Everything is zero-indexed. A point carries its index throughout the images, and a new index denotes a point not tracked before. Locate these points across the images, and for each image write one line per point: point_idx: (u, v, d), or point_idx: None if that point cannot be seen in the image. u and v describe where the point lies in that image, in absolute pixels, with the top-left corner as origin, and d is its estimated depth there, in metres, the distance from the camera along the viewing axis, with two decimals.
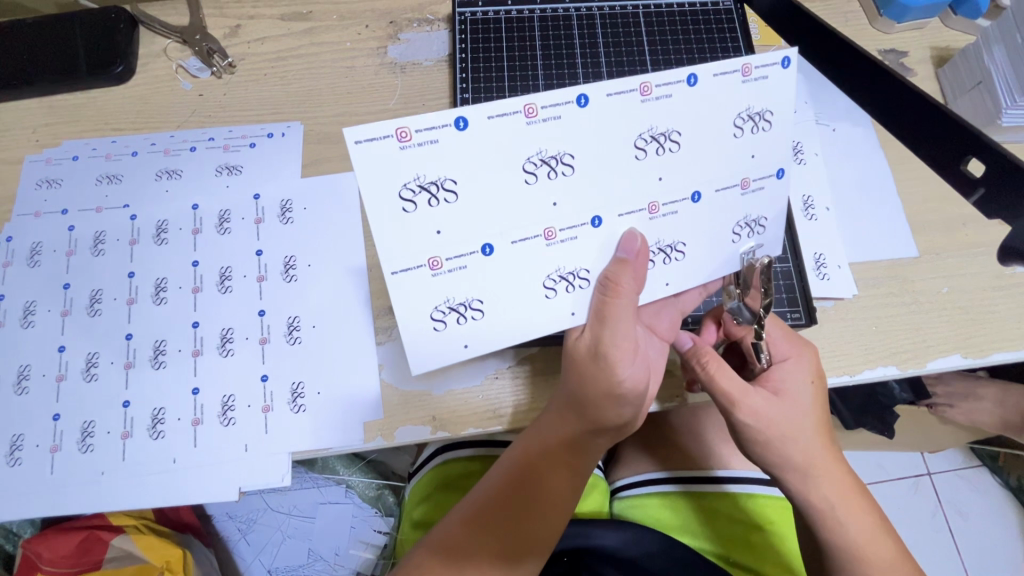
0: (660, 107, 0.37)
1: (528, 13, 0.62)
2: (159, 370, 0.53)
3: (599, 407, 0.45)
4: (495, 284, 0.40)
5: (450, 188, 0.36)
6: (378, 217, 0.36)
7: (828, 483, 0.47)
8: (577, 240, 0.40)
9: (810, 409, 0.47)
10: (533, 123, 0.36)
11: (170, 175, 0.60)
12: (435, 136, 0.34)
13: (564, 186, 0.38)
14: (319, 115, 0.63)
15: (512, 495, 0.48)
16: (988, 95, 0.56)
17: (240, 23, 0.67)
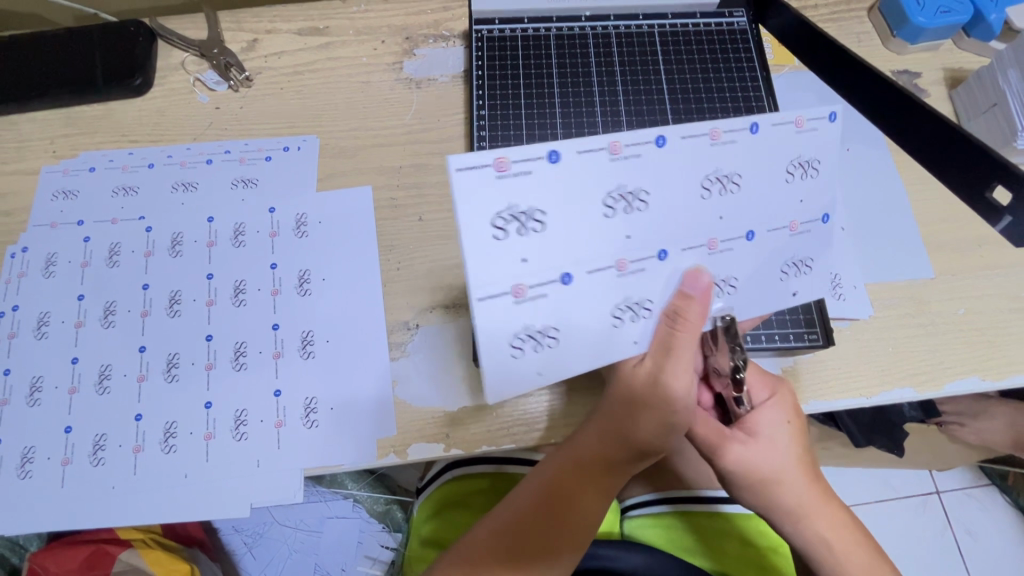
0: (728, 153, 0.38)
1: (545, 31, 0.63)
2: (172, 383, 0.53)
3: (641, 431, 0.44)
4: (569, 313, 0.39)
5: (539, 218, 0.36)
6: (471, 243, 0.35)
7: (824, 522, 0.46)
8: (644, 272, 0.40)
9: (795, 449, 0.46)
10: (616, 160, 0.36)
11: (186, 187, 0.60)
12: (530, 168, 0.35)
13: (640, 221, 0.38)
14: (335, 129, 0.63)
15: (541, 514, 0.46)
16: (1003, 117, 0.56)
17: (257, 38, 0.67)
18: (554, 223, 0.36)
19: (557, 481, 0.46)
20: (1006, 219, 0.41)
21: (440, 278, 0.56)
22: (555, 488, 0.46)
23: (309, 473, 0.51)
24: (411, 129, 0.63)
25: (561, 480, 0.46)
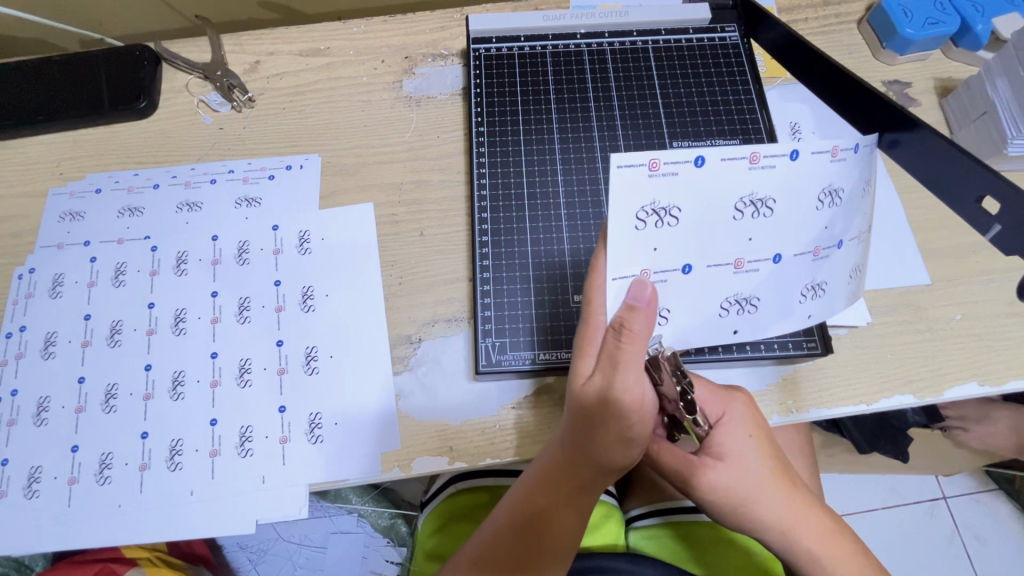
0: (842, 170, 0.37)
1: (540, 49, 0.64)
2: (178, 401, 0.53)
3: (604, 450, 0.43)
4: (688, 301, 0.40)
5: (674, 216, 0.36)
6: (613, 234, 0.36)
7: (805, 532, 0.45)
8: (758, 273, 0.39)
9: (760, 464, 0.46)
10: (755, 169, 0.35)
11: (191, 207, 0.61)
12: (677, 170, 0.35)
13: (764, 228, 0.37)
14: (336, 147, 0.64)
15: (516, 528, 0.48)
16: (993, 125, 0.57)
17: (259, 60, 0.69)
18: (691, 223, 0.36)
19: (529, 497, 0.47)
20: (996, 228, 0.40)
21: (441, 292, 0.57)
22: (530, 506, 0.47)
23: (316, 488, 0.51)
24: (411, 146, 0.64)
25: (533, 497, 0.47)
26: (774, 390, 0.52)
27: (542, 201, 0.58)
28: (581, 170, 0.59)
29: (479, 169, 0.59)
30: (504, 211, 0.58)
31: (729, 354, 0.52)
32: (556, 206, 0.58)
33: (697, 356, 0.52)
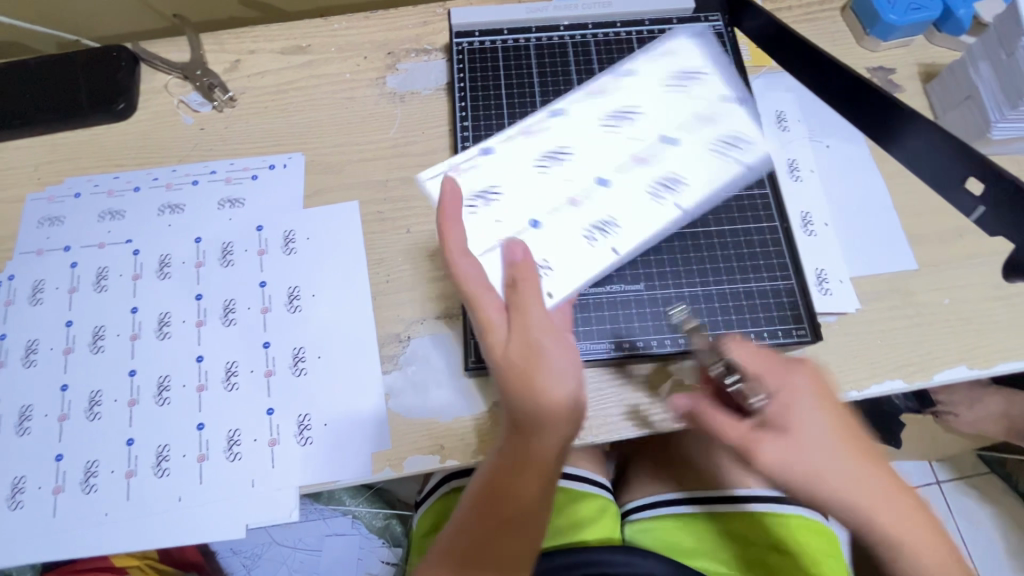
0: (735, 137, 0.56)
1: (525, 41, 0.63)
2: (163, 406, 0.52)
3: (536, 408, 0.40)
4: (625, 242, 0.53)
5: (596, 185, 0.55)
6: (528, 183, 0.55)
7: (887, 514, 0.38)
8: (676, 217, 0.54)
9: (830, 435, 0.39)
10: (645, 159, 0.55)
11: (173, 209, 0.60)
12: (572, 151, 0.56)
13: (678, 201, 0.54)
14: (319, 146, 0.63)
15: (480, 524, 0.44)
16: (977, 110, 0.57)
17: (240, 58, 0.68)
18: (600, 181, 0.55)
19: (485, 493, 0.44)
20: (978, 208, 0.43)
21: (429, 289, 0.57)
22: (488, 501, 0.44)
23: (306, 490, 0.50)
24: (396, 142, 0.63)
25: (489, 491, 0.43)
26: None
27: None
28: None
29: None
30: None
31: (718, 344, 0.52)
32: None
33: (689, 347, 0.51)
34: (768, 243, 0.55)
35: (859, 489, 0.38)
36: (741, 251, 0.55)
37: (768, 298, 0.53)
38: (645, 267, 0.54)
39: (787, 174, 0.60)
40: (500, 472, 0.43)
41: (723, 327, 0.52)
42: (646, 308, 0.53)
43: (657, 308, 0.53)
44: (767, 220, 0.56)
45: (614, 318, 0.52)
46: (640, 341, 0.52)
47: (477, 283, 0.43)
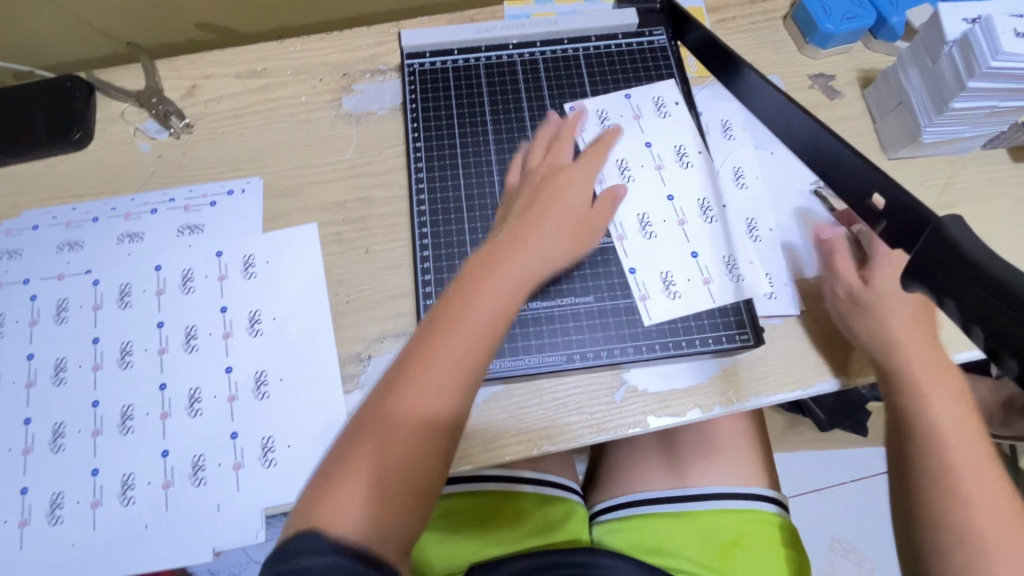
0: (741, 154, 0.62)
1: (474, 61, 0.65)
2: (127, 435, 0.53)
3: (488, 296, 0.47)
4: (675, 222, 0.58)
5: (626, 164, 0.60)
6: (611, 178, 0.59)
7: (943, 412, 0.50)
8: (714, 189, 0.60)
9: (910, 335, 0.53)
10: (671, 123, 0.61)
11: (132, 238, 0.61)
12: (618, 150, 0.60)
13: (707, 170, 0.60)
14: (277, 169, 0.64)
15: (418, 358, 0.45)
16: (909, 114, 0.60)
17: (196, 84, 0.68)
18: (642, 169, 0.60)
19: (434, 318, 0.47)
20: (881, 226, 0.43)
21: (389, 307, 0.58)
22: (439, 352, 0.45)
23: (271, 512, 0.51)
24: (353, 163, 0.64)
25: (440, 311, 0.47)
26: (714, 382, 0.54)
27: (481, 212, 0.60)
28: None
29: (418, 186, 0.61)
30: (445, 226, 0.60)
31: (664, 352, 0.54)
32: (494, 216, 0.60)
33: (636, 356, 0.54)
34: (714, 251, 0.57)
35: (880, 330, 0.53)
36: (688, 260, 0.57)
37: (712, 305, 0.55)
38: (593, 280, 0.57)
39: (734, 183, 0.61)
40: (461, 351, 0.45)
41: (669, 335, 0.55)
42: (595, 320, 0.55)
43: (605, 319, 0.55)
44: (714, 230, 0.58)
45: (564, 331, 0.55)
46: (590, 352, 0.54)
47: (561, 207, 0.53)
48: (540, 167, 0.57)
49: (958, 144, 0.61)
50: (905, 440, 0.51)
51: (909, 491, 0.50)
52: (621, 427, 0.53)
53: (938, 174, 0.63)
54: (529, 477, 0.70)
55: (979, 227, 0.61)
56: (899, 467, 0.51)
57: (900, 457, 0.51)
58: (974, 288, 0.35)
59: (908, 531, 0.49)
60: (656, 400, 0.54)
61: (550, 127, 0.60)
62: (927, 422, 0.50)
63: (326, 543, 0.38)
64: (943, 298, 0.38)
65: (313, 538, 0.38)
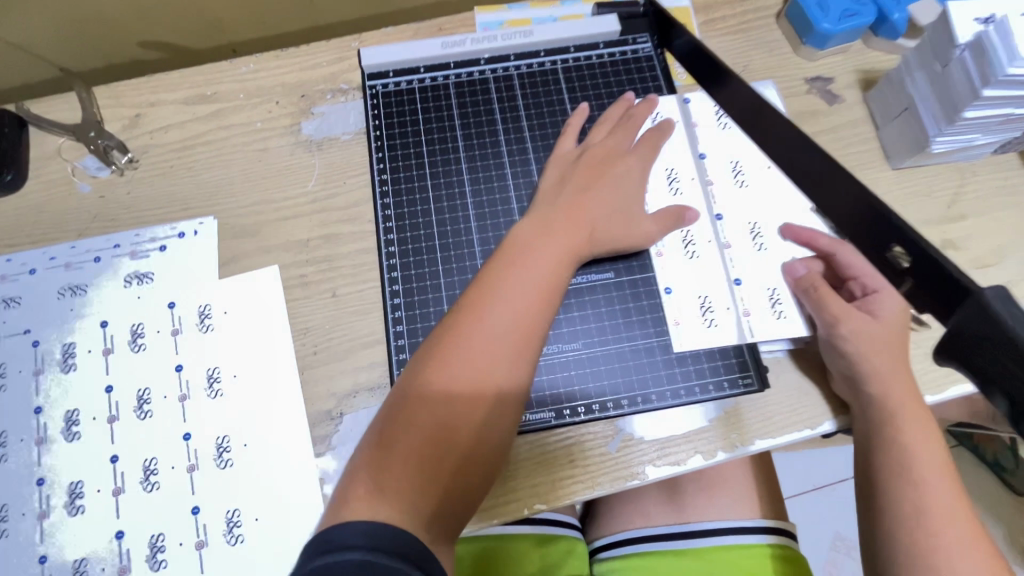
0: (749, 164, 0.58)
1: (443, 79, 0.61)
2: (77, 516, 0.48)
3: (512, 277, 0.47)
4: (715, 241, 0.55)
5: (675, 177, 0.57)
6: (654, 188, 0.57)
7: (916, 447, 0.46)
8: (760, 209, 0.56)
9: (889, 361, 0.48)
10: (725, 138, 0.58)
11: (74, 291, 0.55)
12: (670, 158, 0.58)
13: (753, 190, 0.57)
14: (233, 206, 0.58)
15: (455, 335, 0.45)
16: (916, 123, 0.55)
17: (139, 113, 0.62)
18: (691, 182, 0.57)
19: (470, 297, 0.47)
20: (908, 286, 0.33)
21: (361, 357, 0.53)
22: (481, 333, 0.45)
23: None
24: (316, 196, 0.58)
25: (476, 290, 0.47)
26: (715, 426, 0.50)
27: (455, 250, 0.56)
28: (494, 214, 0.57)
29: (386, 224, 0.57)
30: (416, 267, 0.55)
31: (662, 403, 0.51)
32: (470, 253, 0.55)
33: (632, 408, 0.50)
34: (719, 287, 0.54)
35: (864, 358, 0.48)
36: (693, 297, 0.53)
37: (711, 348, 0.52)
38: (582, 324, 0.53)
39: (732, 203, 0.56)
40: (505, 336, 0.45)
41: (665, 383, 0.51)
42: (586, 369, 0.51)
43: (595, 368, 0.52)
44: (718, 261, 0.55)
45: (553, 382, 0.51)
46: (580, 407, 0.50)
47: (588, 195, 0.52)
48: (594, 147, 0.56)
49: (967, 152, 0.57)
50: (874, 472, 0.47)
51: (875, 530, 0.45)
52: (615, 481, 0.49)
53: (946, 184, 0.58)
54: (534, 517, 0.65)
55: (992, 241, 0.56)
56: (869, 502, 0.47)
57: (869, 490, 0.47)
58: (1014, 368, 0.25)
59: (872, 568, 0.45)
60: (654, 449, 0.49)
61: (617, 109, 0.59)
62: (894, 454, 0.46)
63: (359, 534, 0.36)
64: (988, 388, 0.26)
65: (350, 529, 0.36)
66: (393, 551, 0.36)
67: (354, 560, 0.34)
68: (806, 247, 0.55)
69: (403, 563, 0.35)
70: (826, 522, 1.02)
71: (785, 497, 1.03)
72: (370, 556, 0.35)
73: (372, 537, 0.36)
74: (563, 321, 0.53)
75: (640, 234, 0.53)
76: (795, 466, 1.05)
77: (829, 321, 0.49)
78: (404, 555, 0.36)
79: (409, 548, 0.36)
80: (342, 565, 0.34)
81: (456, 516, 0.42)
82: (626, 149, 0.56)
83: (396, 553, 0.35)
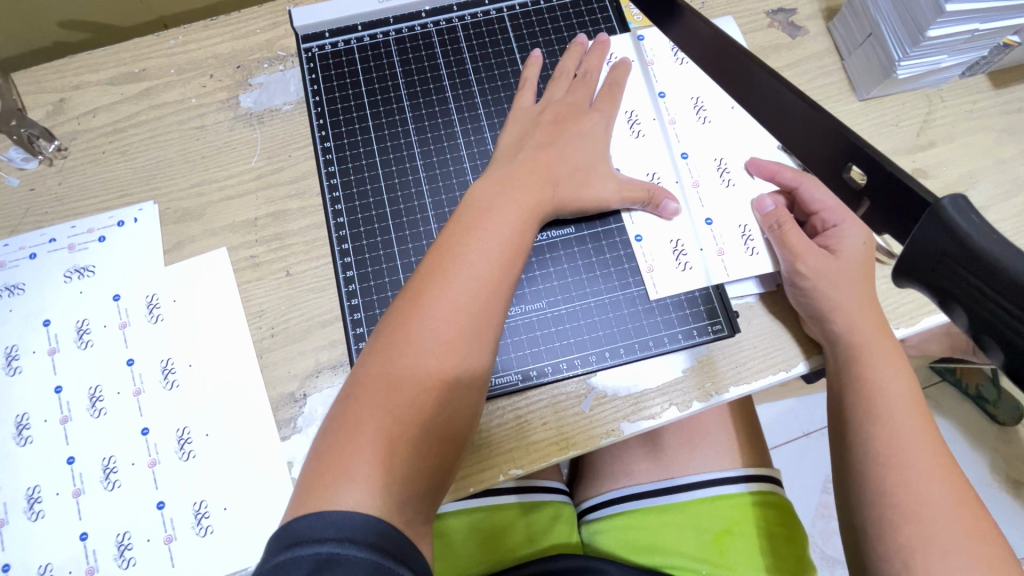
0: (709, 100, 0.56)
1: (383, 36, 0.58)
2: (38, 521, 0.47)
3: (472, 241, 0.45)
4: (683, 181, 0.53)
5: (635, 119, 0.55)
6: (617, 134, 0.54)
7: (888, 383, 0.45)
8: (727, 144, 0.54)
9: (859, 299, 0.47)
10: (684, 76, 0.56)
11: (11, 292, 0.52)
12: (629, 99, 0.55)
13: (716, 126, 0.55)
14: (172, 190, 0.55)
15: (417, 306, 0.42)
16: (881, 48, 0.53)
17: (64, 97, 0.58)
18: (651, 123, 0.55)
19: (428, 267, 0.44)
20: (865, 208, 0.31)
21: (320, 336, 0.51)
22: (442, 301, 0.42)
23: None
24: (260, 172, 0.55)
25: (434, 258, 0.44)
26: (689, 376, 0.49)
27: (408, 217, 0.53)
28: (447, 175, 0.54)
29: (333, 195, 0.54)
30: (368, 237, 0.53)
31: (631, 356, 0.49)
32: (424, 219, 0.53)
33: (601, 363, 0.49)
34: (690, 229, 0.52)
35: (826, 293, 0.46)
36: (665, 242, 0.52)
37: (678, 296, 0.51)
38: (545, 284, 0.51)
39: (696, 142, 0.54)
40: (468, 303, 0.43)
41: (633, 336, 0.50)
42: (551, 329, 0.50)
43: (561, 327, 0.50)
44: (687, 203, 0.53)
45: (518, 345, 0.49)
46: (548, 367, 0.49)
47: (548, 150, 0.50)
48: (553, 105, 0.53)
49: (935, 76, 0.55)
50: (845, 415, 0.46)
51: (847, 469, 0.45)
52: (589, 439, 0.47)
53: (915, 112, 0.56)
54: (523, 483, 0.65)
55: (962, 167, 0.55)
56: (841, 441, 0.46)
57: (841, 433, 0.46)
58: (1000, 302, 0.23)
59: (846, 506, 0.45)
60: (629, 404, 0.48)
61: (571, 56, 0.56)
62: (865, 395, 0.45)
63: (329, 525, 0.34)
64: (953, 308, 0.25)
65: (313, 519, 0.35)
66: (363, 541, 0.34)
67: (320, 554, 0.33)
68: (772, 182, 0.53)
69: (373, 552, 0.34)
70: (814, 466, 1.03)
71: (771, 447, 1.04)
72: (337, 550, 0.33)
73: (343, 529, 0.34)
74: (525, 283, 0.51)
75: (606, 184, 0.51)
76: (782, 413, 1.05)
77: (790, 258, 0.48)
78: (378, 544, 0.35)
79: (383, 538, 0.35)
80: (310, 559, 0.33)
81: (430, 495, 0.41)
82: (585, 96, 0.54)
83: (367, 543, 0.34)
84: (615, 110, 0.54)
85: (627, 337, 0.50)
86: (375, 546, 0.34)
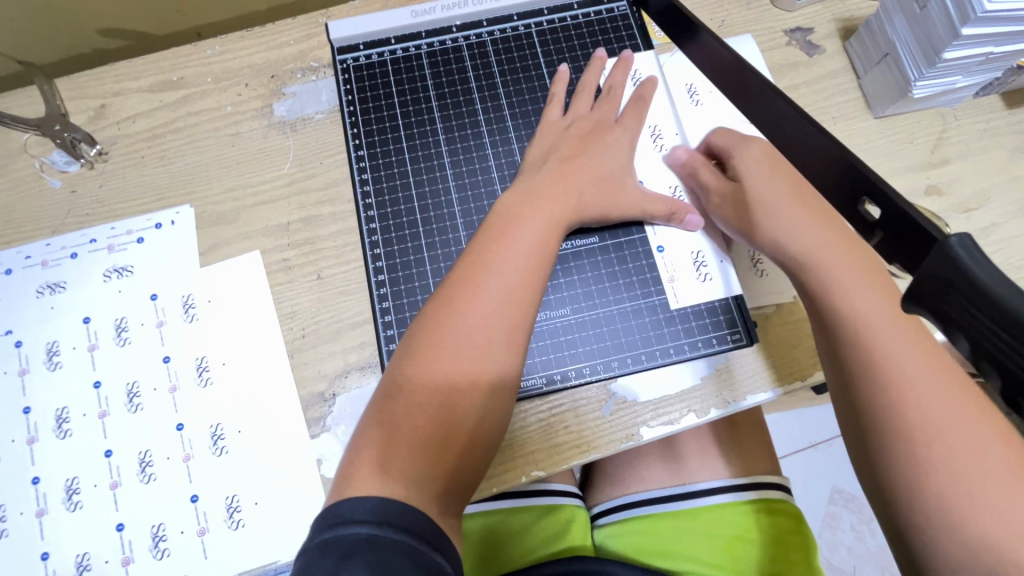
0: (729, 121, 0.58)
1: (415, 49, 0.60)
2: (76, 512, 0.48)
3: (500, 251, 0.46)
4: None
5: (659, 133, 0.57)
6: (641, 147, 0.56)
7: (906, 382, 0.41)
8: None
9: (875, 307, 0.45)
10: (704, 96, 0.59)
11: (53, 290, 0.54)
12: (655, 113, 0.57)
13: None
14: (208, 194, 0.57)
15: (448, 311, 0.44)
16: (897, 68, 0.55)
17: (105, 103, 0.60)
18: (674, 137, 0.57)
19: (460, 275, 0.46)
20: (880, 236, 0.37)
21: (350, 338, 0.52)
22: (474, 309, 0.44)
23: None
24: (293, 178, 0.57)
25: (466, 266, 0.46)
26: (708, 383, 0.50)
27: (437, 224, 0.55)
28: (475, 185, 0.56)
29: (365, 201, 0.56)
30: (398, 243, 0.54)
31: (652, 363, 0.51)
32: (452, 226, 0.55)
33: (623, 369, 0.51)
34: (708, 242, 0.54)
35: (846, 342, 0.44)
36: (687, 253, 0.54)
37: (699, 305, 0.52)
38: (569, 291, 0.53)
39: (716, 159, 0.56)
40: (496, 309, 0.44)
41: (654, 344, 0.51)
42: (574, 335, 0.51)
43: (584, 333, 0.52)
44: (707, 215, 0.54)
45: (543, 350, 0.51)
46: (572, 373, 0.51)
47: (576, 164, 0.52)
48: (580, 120, 0.55)
49: (948, 96, 0.56)
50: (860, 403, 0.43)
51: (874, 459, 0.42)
52: (609, 443, 0.49)
53: (929, 130, 0.58)
54: (534, 487, 0.67)
55: (976, 185, 0.56)
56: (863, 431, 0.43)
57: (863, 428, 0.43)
58: (1009, 341, 0.27)
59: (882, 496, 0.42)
60: (646, 410, 0.50)
61: (595, 72, 0.58)
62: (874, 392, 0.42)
63: (369, 509, 0.36)
64: (953, 333, 0.30)
65: (355, 504, 0.37)
66: (401, 524, 0.36)
67: (361, 534, 0.35)
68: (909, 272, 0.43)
69: (412, 537, 0.36)
70: (822, 476, 1.04)
71: (781, 457, 1.05)
72: (378, 531, 0.35)
73: (381, 512, 0.36)
74: (549, 290, 0.52)
75: (629, 196, 0.52)
76: (791, 423, 1.06)
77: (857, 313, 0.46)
78: (413, 529, 0.36)
79: (421, 525, 0.37)
80: (351, 540, 0.35)
81: (460, 492, 0.42)
82: (611, 111, 0.56)
83: (403, 527, 0.36)
84: (639, 125, 0.56)
85: (651, 344, 0.51)
86: (414, 532, 0.36)
